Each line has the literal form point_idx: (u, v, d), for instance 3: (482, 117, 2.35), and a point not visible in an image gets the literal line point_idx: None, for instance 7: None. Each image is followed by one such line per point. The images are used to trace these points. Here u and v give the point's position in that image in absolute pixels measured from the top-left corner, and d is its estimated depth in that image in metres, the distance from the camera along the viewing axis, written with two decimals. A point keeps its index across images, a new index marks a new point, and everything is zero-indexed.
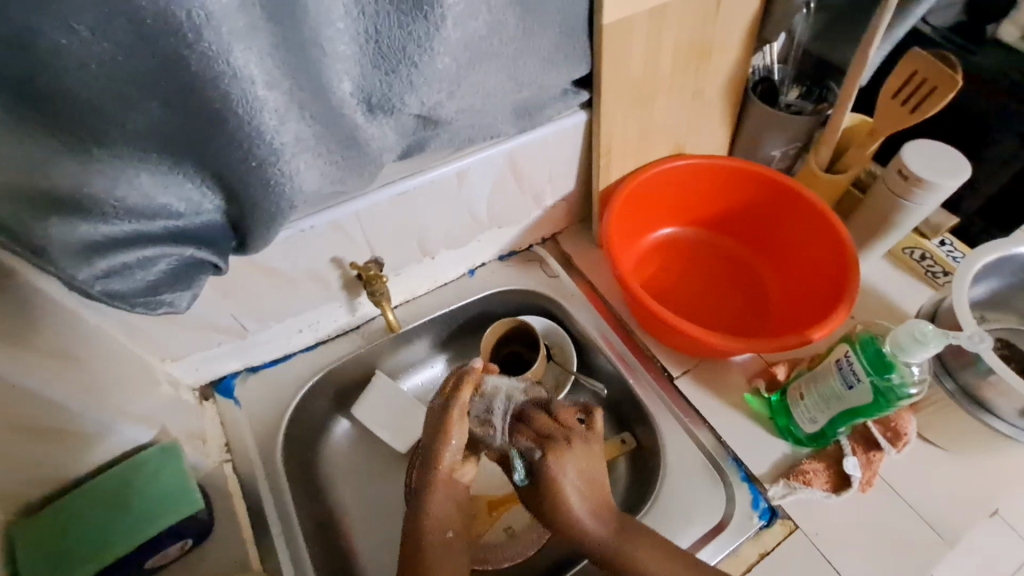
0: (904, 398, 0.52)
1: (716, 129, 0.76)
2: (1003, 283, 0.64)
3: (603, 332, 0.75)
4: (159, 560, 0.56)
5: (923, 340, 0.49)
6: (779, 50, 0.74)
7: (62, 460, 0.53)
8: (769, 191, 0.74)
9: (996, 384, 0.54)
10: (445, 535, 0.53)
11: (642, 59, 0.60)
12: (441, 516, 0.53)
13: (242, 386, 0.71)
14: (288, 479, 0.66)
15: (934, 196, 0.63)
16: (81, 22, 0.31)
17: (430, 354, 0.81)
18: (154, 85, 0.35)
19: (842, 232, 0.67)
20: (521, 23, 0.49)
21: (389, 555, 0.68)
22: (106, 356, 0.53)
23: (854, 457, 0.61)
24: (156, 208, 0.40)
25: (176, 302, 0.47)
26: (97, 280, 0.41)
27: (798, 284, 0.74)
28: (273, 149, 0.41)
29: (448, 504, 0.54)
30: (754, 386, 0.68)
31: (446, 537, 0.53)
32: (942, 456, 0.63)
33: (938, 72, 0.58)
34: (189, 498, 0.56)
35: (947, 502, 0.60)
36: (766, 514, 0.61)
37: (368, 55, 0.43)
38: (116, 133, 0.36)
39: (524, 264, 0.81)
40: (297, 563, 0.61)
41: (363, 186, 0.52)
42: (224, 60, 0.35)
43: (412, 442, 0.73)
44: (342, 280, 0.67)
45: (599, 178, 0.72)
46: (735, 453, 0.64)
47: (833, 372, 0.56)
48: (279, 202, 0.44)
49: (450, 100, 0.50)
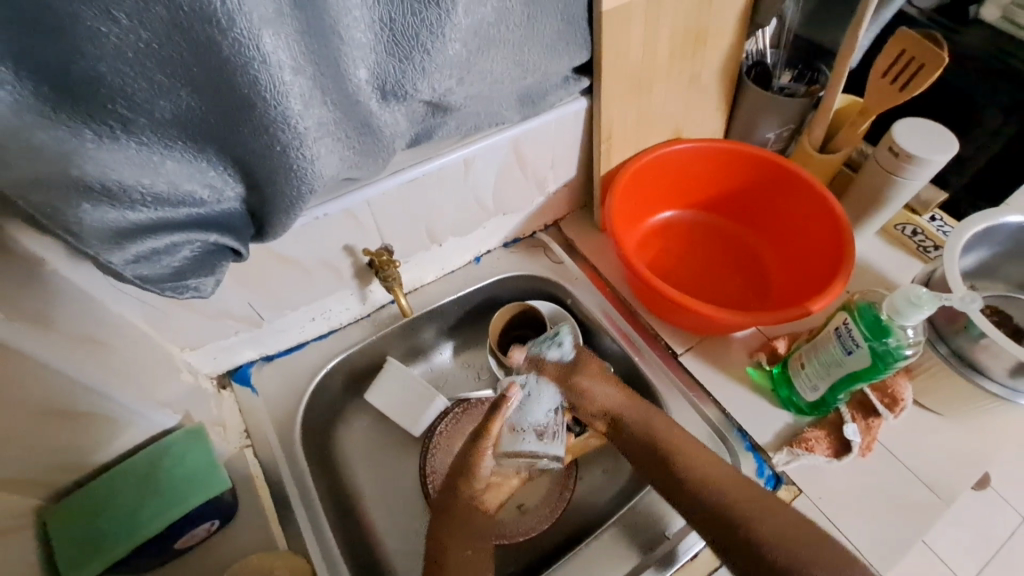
0: (900, 359, 0.54)
1: (711, 114, 0.78)
2: (992, 252, 0.67)
3: (606, 311, 0.77)
4: (186, 542, 0.58)
5: (918, 303, 0.52)
6: (771, 35, 0.76)
7: (90, 445, 0.55)
8: (764, 170, 0.76)
9: (988, 346, 0.56)
10: (463, 553, 0.57)
11: (641, 43, 0.62)
12: (462, 538, 0.59)
13: (258, 374, 0.72)
14: (306, 458, 0.68)
15: (924, 171, 0.65)
16: (121, 9, 0.33)
17: (439, 341, 0.83)
18: (187, 72, 0.37)
19: (836, 208, 0.69)
20: (527, 10, 0.51)
21: (407, 533, 0.70)
22: (131, 344, 0.55)
23: (854, 424, 0.63)
24: (181, 195, 0.42)
25: (201, 287, 0.49)
26: (128, 265, 0.43)
27: (797, 260, 0.77)
28: (297, 134, 0.42)
29: (470, 526, 0.60)
30: (756, 359, 0.70)
31: (466, 553, 0.57)
32: (937, 420, 0.66)
33: (924, 50, 0.60)
34: (216, 477, 0.58)
35: (944, 463, 0.63)
36: (771, 480, 0.64)
37: (383, 42, 0.45)
38: (143, 120, 0.37)
39: (528, 250, 0.83)
40: (321, 540, 0.62)
41: (376, 171, 0.54)
42: (254, 46, 0.36)
43: (425, 426, 0.75)
44: (354, 268, 0.69)
45: (601, 163, 0.74)
46: (740, 425, 0.67)
47: (832, 340, 0.59)
48: (300, 186, 0.45)
49: (459, 87, 0.52)
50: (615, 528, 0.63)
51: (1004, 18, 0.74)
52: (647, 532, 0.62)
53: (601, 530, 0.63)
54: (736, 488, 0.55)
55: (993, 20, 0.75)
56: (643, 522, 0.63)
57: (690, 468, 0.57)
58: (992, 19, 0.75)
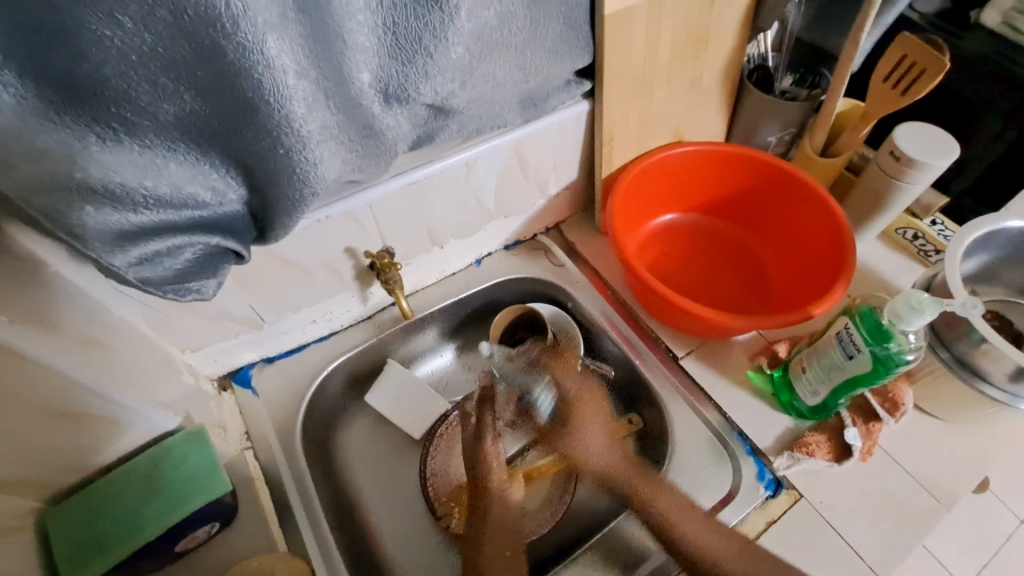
0: (903, 364, 0.55)
1: (712, 117, 0.78)
2: (992, 257, 0.67)
3: (607, 314, 0.77)
4: (187, 544, 0.58)
5: (919, 308, 0.52)
6: (772, 39, 0.76)
7: (91, 447, 0.55)
8: (766, 174, 0.76)
9: (989, 351, 0.57)
10: (503, 553, 0.56)
11: (643, 47, 0.62)
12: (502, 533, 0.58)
13: (259, 376, 0.72)
14: (307, 460, 0.68)
15: (924, 176, 0.65)
16: (125, 13, 0.33)
17: (439, 344, 0.83)
18: (191, 75, 0.37)
19: (837, 212, 0.69)
20: (530, 14, 0.51)
21: (407, 535, 0.70)
22: (132, 346, 0.55)
23: (854, 428, 0.63)
24: (184, 198, 0.42)
25: (203, 290, 0.49)
26: (130, 267, 0.43)
27: (798, 263, 0.77)
28: (301, 138, 0.42)
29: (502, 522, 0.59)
30: (757, 363, 0.70)
31: (505, 553, 0.57)
32: (938, 425, 0.66)
33: (925, 55, 0.60)
34: (217, 480, 0.58)
35: (944, 467, 0.63)
36: (771, 485, 0.63)
37: (386, 46, 0.45)
38: (147, 123, 0.38)
39: (529, 253, 0.83)
40: (322, 542, 0.62)
41: (378, 174, 0.54)
42: (258, 50, 0.36)
43: (425, 427, 0.75)
44: (355, 271, 0.69)
45: (603, 166, 0.74)
46: (741, 428, 0.67)
47: (833, 344, 0.59)
48: (302, 189, 0.45)
49: (462, 90, 0.52)
50: (593, 552, 0.62)
51: (1004, 23, 0.74)
52: (626, 554, 0.62)
53: (579, 555, 0.63)
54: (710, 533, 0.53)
55: (994, 25, 0.74)
56: (625, 542, 0.63)
57: (658, 513, 0.55)
58: (993, 25, 0.74)
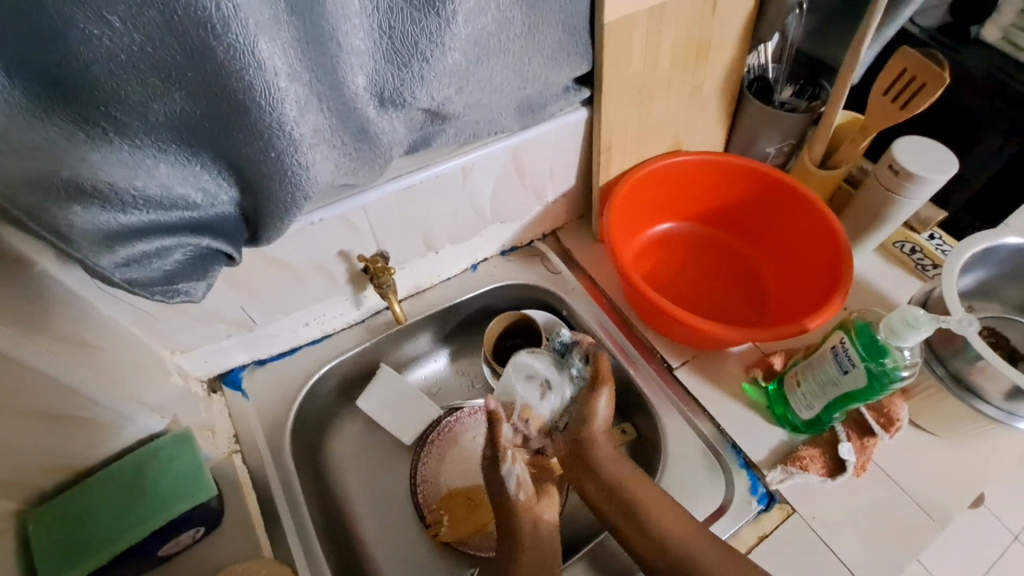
0: (897, 380, 0.54)
1: (712, 127, 0.78)
2: (990, 273, 0.67)
3: (603, 323, 0.77)
4: (171, 548, 0.57)
5: (915, 324, 0.52)
6: (772, 49, 0.75)
7: (77, 447, 0.54)
8: (764, 185, 0.76)
9: (984, 369, 0.56)
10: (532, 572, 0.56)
11: (643, 57, 0.62)
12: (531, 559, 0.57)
13: (249, 378, 0.72)
14: (295, 465, 0.67)
15: (923, 190, 0.65)
16: (114, 12, 0.32)
17: (432, 349, 0.82)
18: (181, 76, 0.36)
19: (835, 225, 0.69)
20: (529, 20, 0.51)
21: (395, 543, 0.69)
22: (121, 346, 0.55)
23: (849, 443, 0.63)
24: (174, 199, 0.41)
25: (192, 291, 0.48)
26: (118, 269, 0.42)
27: (795, 275, 0.76)
28: (292, 140, 0.42)
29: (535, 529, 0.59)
30: (752, 375, 0.70)
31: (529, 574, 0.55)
32: (932, 441, 0.65)
33: (926, 69, 0.60)
34: (204, 485, 0.57)
35: (938, 483, 0.63)
36: (764, 498, 0.63)
37: (381, 50, 0.44)
38: (137, 123, 0.37)
39: (525, 259, 0.83)
40: (307, 549, 0.61)
41: (373, 178, 0.54)
42: (250, 52, 0.36)
43: (417, 433, 0.75)
44: (348, 273, 0.68)
45: (600, 174, 0.73)
46: (735, 441, 0.66)
47: (828, 358, 0.58)
48: (294, 192, 0.45)
49: (459, 95, 0.52)
50: (582, 562, 0.61)
51: (1004, 39, 0.74)
52: (615, 569, 0.61)
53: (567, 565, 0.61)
54: (677, 518, 0.56)
55: (993, 40, 0.75)
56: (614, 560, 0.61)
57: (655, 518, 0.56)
58: (993, 40, 0.75)
